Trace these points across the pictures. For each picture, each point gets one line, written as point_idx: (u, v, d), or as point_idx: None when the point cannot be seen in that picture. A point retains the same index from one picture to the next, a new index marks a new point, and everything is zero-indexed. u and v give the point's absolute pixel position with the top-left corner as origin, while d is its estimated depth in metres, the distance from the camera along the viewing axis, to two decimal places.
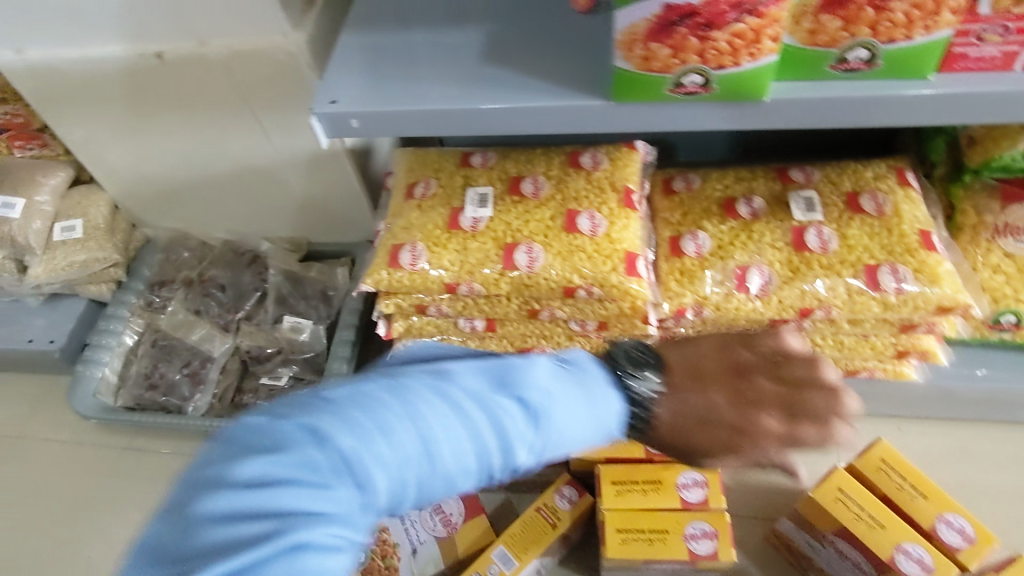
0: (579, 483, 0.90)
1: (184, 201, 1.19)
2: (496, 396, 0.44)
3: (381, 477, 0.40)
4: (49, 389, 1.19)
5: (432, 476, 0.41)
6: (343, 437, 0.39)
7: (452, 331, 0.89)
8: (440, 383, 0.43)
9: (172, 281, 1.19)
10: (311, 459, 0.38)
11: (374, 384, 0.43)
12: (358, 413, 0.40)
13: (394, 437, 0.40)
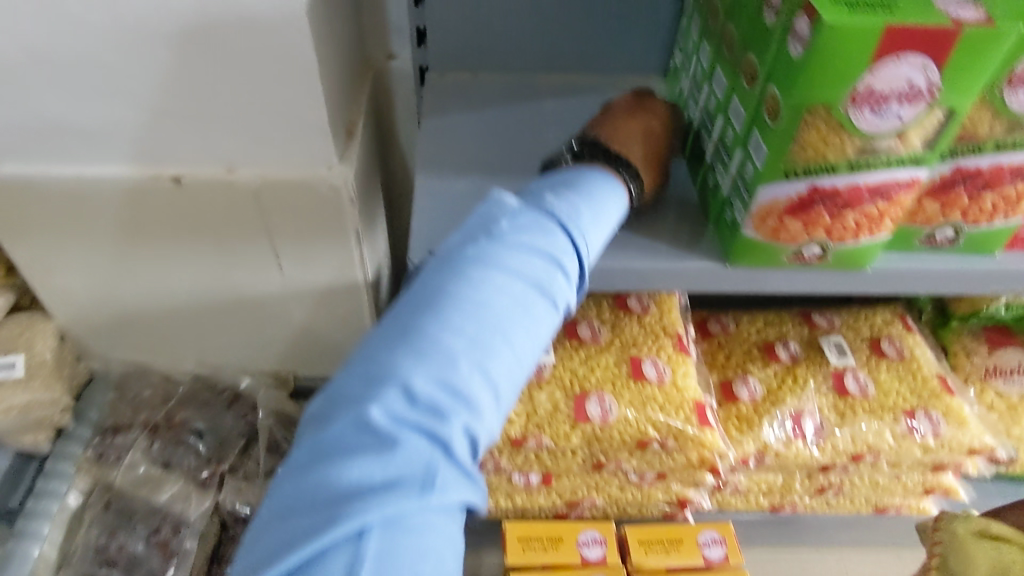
0: None
1: (149, 331, 1.03)
2: (533, 247, 0.48)
3: (500, 348, 0.44)
4: None
5: (510, 316, 0.45)
6: (470, 329, 0.44)
7: (505, 486, 0.84)
8: (484, 274, 0.46)
9: (130, 426, 1.04)
10: (402, 402, 0.41)
11: (475, 276, 0.46)
12: (451, 317, 0.43)
13: (494, 313, 0.45)
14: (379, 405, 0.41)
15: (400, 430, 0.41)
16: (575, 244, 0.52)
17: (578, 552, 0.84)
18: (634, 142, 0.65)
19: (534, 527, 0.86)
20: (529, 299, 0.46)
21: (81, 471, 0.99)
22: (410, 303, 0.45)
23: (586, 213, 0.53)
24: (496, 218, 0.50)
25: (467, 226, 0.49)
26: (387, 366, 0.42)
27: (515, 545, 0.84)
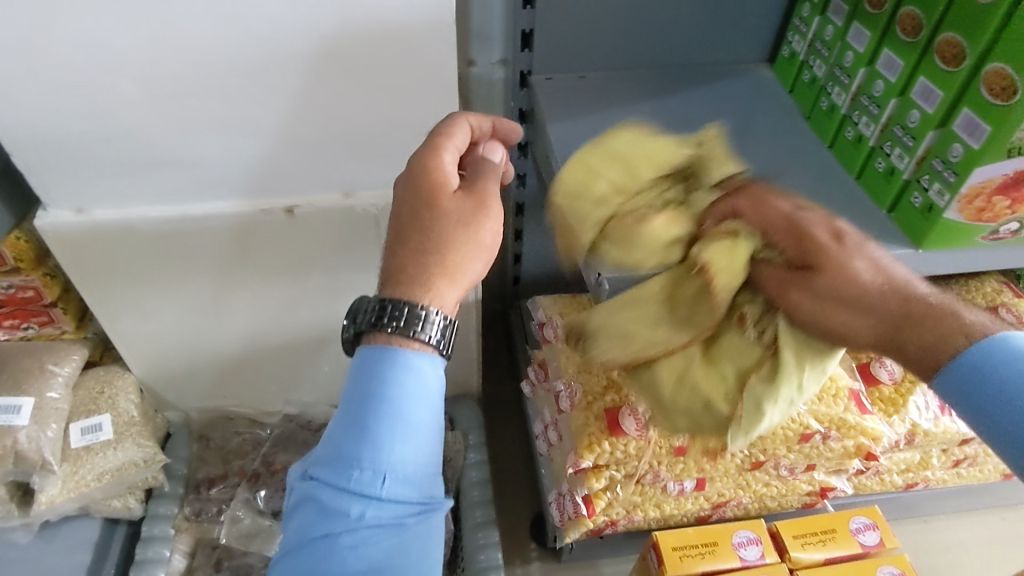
0: None
1: (236, 377, 0.97)
2: (336, 473, 0.49)
3: (359, 522, 0.48)
4: None
5: (377, 493, 0.49)
6: (326, 564, 0.48)
7: (657, 496, 0.81)
8: (315, 509, 0.50)
9: (224, 477, 0.97)
10: (336, 512, 0.49)
11: (341, 451, 0.49)
12: (314, 553, 0.48)
13: (336, 541, 0.48)
14: (347, 515, 0.49)
15: (361, 546, 0.48)
16: (392, 449, 0.49)
17: (736, 554, 0.82)
18: (408, 246, 0.54)
19: (686, 534, 0.83)
20: (340, 508, 0.49)
21: (180, 531, 0.91)
22: (295, 533, 0.50)
23: (383, 399, 0.49)
24: (335, 435, 0.50)
25: (337, 417, 0.51)
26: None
27: (671, 555, 0.81)
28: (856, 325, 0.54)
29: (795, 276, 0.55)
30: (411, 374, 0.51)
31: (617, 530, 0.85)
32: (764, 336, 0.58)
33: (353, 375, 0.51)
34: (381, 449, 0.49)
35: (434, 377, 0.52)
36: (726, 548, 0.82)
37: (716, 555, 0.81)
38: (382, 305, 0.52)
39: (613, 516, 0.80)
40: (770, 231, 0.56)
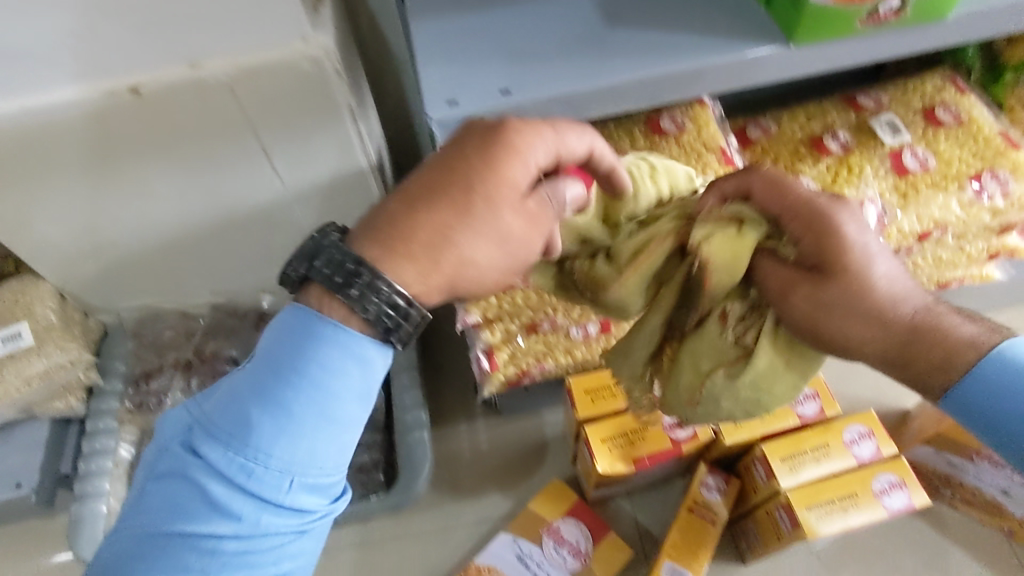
0: (718, 467, 0.86)
1: (153, 271, 0.95)
2: (235, 454, 0.44)
3: (248, 521, 0.44)
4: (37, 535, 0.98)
5: (281, 492, 0.45)
6: (200, 558, 0.43)
7: (563, 343, 0.80)
8: (193, 490, 0.44)
9: (162, 369, 1.00)
10: (224, 505, 0.44)
11: (250, 439, 0.44)
12: (185, 540, 0.44)
13: (218, 539, 0.44)
14: (235, 511, 0.44)
15: (244, 548, 0.44)
16: (310, 447, 0.45)
17: None
18: (418, 221, 0.47)
19: (598, 378, 0.84)
20: (231, 503, 0.44)
21: (124, 422, 0.95)
22: (161, 506, 0.45)
23: (313, 383, 0.45)
24: (242, 412, 0.45)
25: (246, 379, 0.46)
26: (120, 573, 0.43)
27: (583, 399, 0.82)
28: (869, 334, 0.51)
29: (805, 277, 0.52)
30: (352, 362, 0.46)
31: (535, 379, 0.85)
32: (744, 340, 0.57)
33: (282, 341, 0.45)
34: (301, 445, 0.45)
35: (371, 378, 0.47)
36: None
37: None
38: (340, 264, 0.46)
39: (523, 367, 0.79)
40: (785, 289, 0.53)
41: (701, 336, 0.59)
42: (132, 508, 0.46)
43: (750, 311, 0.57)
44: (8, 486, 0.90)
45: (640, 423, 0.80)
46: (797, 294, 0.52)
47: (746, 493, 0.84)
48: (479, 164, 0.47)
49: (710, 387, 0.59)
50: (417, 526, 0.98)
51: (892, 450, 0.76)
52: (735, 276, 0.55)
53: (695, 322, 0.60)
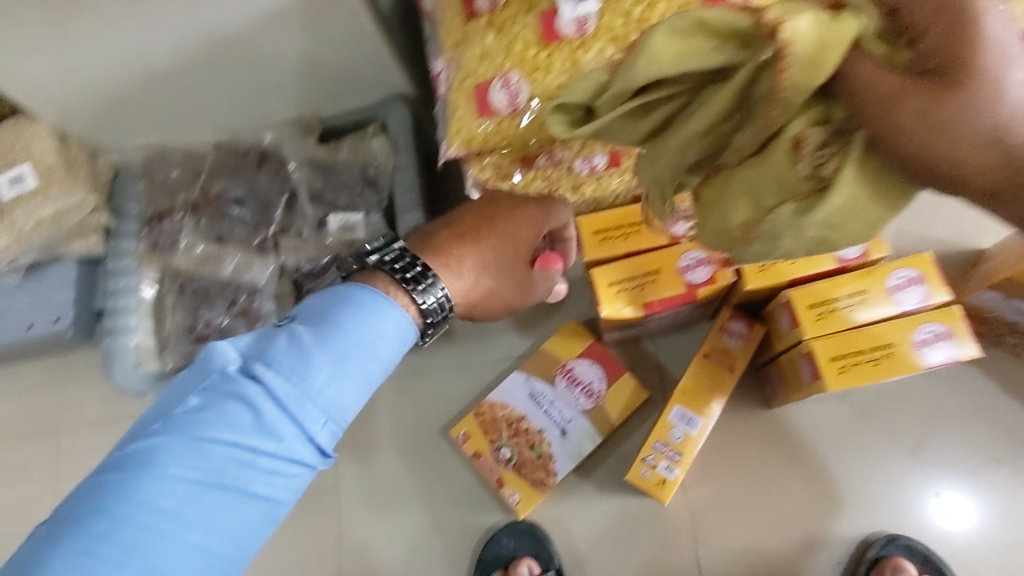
0: (743, 313, 0.77)
1: (141, 112, 0.89)
2: (290, 379, 0.46)
3: (283, 452, 0.46)
4: (90, 361, 1.06)
5: (327, 428, 0.47)
6: (237, 469, 0.44)
7: (567, 178, 0.68)
8: (242, 405, 0.45)
9: (171, 210, 0.96)
10: (273, 431, 0.45)
11: (317, 367, 0.47)
12: (230, 448, 0.44)
13: (257, 458, 0.45)
14: (276, 441, 0.45)
15: (270, 474, 0.45)
16: (354, 395, 0.48)
17: None
18: (464, 239, 0.58)
19: (609, 216, 0.72)
20: (282, 426, 0.46)
21: (144, 262, 0.95)
22: (198, 417, 0.44)
23: (373, 337, 0.50)
24: (307, 347, 0.47)
25: (311, 321, 0.49)
26: (147, 465, 0.42)
27: (590, 238, 0.71)
28: (983, 163, 0.31)
29: (919, 85, 0.31)
30: (401, 328, 0.51)
31: None
32: (822, 171, 0.37)
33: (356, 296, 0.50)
34: (357, 385, 0.48)
35: (399, 346, 0.52)
36: None
37: (643, 233, 0.70)
38: (403, 254, 0.54)
39: None
40: (908, 106, 0.31)
41: (765, 161, 0.38)
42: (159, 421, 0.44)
43: (832, 136, 0.36)
44: (48, 320, 0.95)
45: (653, 266, 0.70)
46: (906, 109, 0.31)
47: (771, 339, 0.75)
48: (516, 209, 0.61)
49: (768, 222, 0.40)
50: (432, 364, 0.97)
51: (946, 294, 0.64)
52: (823, 75, 0.33)
53: (751, 149, 0.39)
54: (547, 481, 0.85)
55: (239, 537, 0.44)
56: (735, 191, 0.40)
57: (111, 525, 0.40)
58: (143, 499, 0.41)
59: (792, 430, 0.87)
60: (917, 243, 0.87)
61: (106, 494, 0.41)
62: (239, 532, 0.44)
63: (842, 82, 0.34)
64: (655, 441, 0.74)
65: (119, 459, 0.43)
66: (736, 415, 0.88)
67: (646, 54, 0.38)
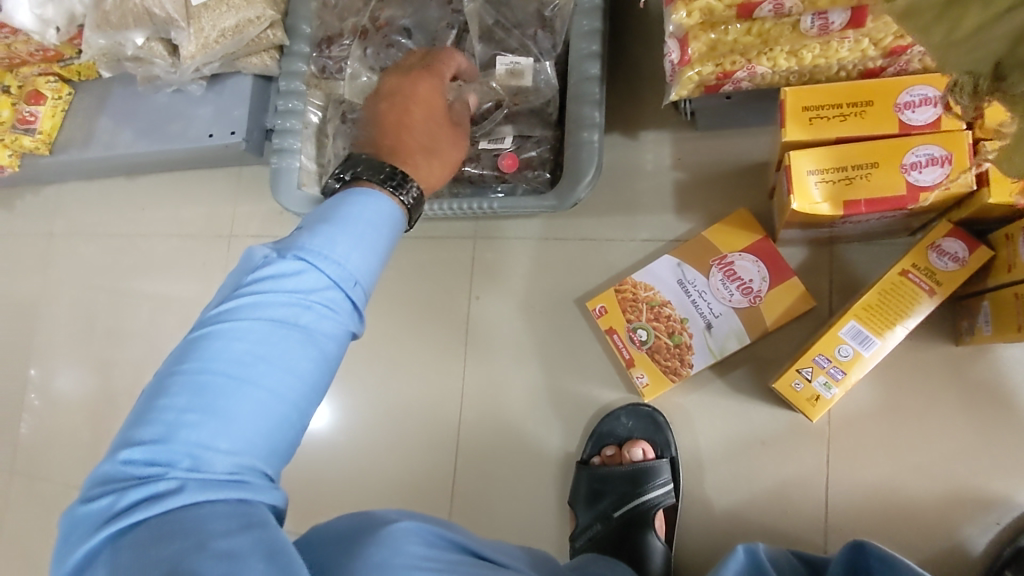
0: (964, 232, 0.64)
1: None
2: (323, 241, 0.46)
3: (320, 313, 0.45)
4: (257, 178, 1.12)
5: (353, 288, 0.47)
6: (282, 331, 0.43)
7: (787, 38, 0.57)
8: (284, 268, 0.44)
9: (340, 35, 0.94)
10: (307, 292, 0.45)
11: (330, 236, 0.46)
12: (285, 300, 0.44)
13: (299, 318, 0.44)
14: (314, 302, 0.45)
15: (312, 334, 0.44)
16: (370, 262, 0.48)
17: (897, 118, 0.58)
18: (403, 137, 0.59)
19: (829, 89, 0.59)
20: (313, 287, 0.45)
21: (312, 87, 0.96)
22: (229, 298, 0.44)
23: (375, 214, 0.49)
24: (313, 228, 0.47)
25: (316, 214, 0.48)
26: (216, 325, 0.42)
27: (798, 115, 0.59)
28: None
29: None
30: (390, 209, 0.50)
31: (742, 87, 0.65)
32: None
33: (347, 194, 0.50)
34: (370, 250, 0.48)
35: (399, 227, 0.52)
36: (884, 111, 0.58)
37: (866, 119, 0.59)
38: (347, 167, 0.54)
39: (727, 68, 0.61)
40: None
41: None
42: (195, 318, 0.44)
43: None
44: (224, 132, 0.99)
45: (869, 158, 0.59)
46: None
47: (992, 268, 0.63)
48: (409, 96, 0.63)
49: None
50: (578, 232, 0.92)
51: None
52: None
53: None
54: (681, 371, 0.81)
55: (299, 392, 0.43)
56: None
57: (195, 372, 0.41)
58: (201, 368, 0.41)
59: (975, 371, 0.77)
60: None
61: (158, 384, 0.42)
62: (293, 391, 0.43)
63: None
64: (817, 354, 0.66)
65: (190, 333, 0.43)
66: (912, 343, 0.78)
67: None
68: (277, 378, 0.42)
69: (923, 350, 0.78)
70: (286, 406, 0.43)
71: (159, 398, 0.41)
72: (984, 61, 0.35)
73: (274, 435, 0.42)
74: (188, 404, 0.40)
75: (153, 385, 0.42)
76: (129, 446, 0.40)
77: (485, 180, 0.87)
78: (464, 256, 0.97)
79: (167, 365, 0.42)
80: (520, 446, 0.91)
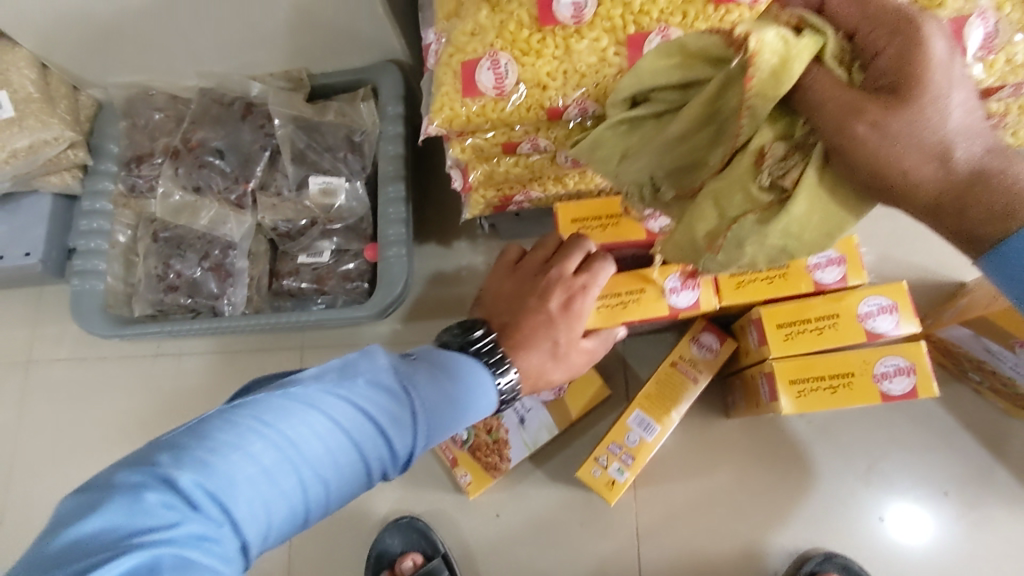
0: (715, 326, 0.76)
1: (131, 45, 0.88)
2: (427, 395, 0.50)
3: (391, 448, 0.47)
4: (58, 298, 1.05)
5: (422, 447, 0.50)
6: (357, 449, 0.45)
7: (551, 169, 0.67)
8: (395, 393, 0.48)
9: (151, 154, 0.94)
10: (398, 425, 0.47)
11: (433, 391, 0.51)
12: (382, 426, 0.46)
13: (377, 444, 0.46)
14: (398, 435, 0.47)
15: (376, 462, 0.47)
16: (444, 434, 0.52)
17: (645, 227, 0.66)
18: (539, 342, 0.60)
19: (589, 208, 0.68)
20: (406, 426, 0.48)
21: (120, 206, 0.94)
22: (341, 391, 0.46)
23: (472, 393, 0.54)
24: (427, 374, 0.51)
25: (427, 359, 0.53)
26: (319, 408, 0.44)
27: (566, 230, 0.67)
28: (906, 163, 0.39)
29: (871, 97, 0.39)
30: (485, 403, 0.56)
31: (525, 206, 0.74)
32: (784, 181, 0.44)
33: (459, 355, 0.55)
34: (448, 425, 0.52)
35: (482, 411, 0.56)
36: (634, 221, 0.67)
37: (621, 230, 0.67)
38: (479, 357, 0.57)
39: (506, 191, 0.70)
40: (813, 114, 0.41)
41: (730, 174, 0.46)
42: (295, 382, 0.45)
43: (790, 151, 0.44)
44: (17, 254, 0.94)
45: (639, 280, 0.66)
46: (861, 124, 0.39)
47: (740, 354, 0.74)
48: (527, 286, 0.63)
49: (735, 230, 0.47)
50: (399, 338, 0.95)
51: (914, 330, 0.62)
52: (787, 83, 0.40)
53: (721, 165, 0.47)
54: (500, 466, 0.85)
55: (324, 506, 0.45)
56: (703, 200, 0.48)
57: (278, 439, 0.42)
58: (283, 440, 0.42)
59: (750, 439, 0.87)
60: (899, 271, 0.86)
61: (239, 421, 0.41)
62: (321, 504, 0.44)
63: (801, 98, 0.42)
64: (610, 442, 0.74)
65: (290, 389, 0.44)
66: (697, 420, 0.89)
67: (632, 70, 0.50)
68: (321, 488, 0.44)
69: (706, 424, 0.88)
70: (307, 513, 0.44)
71: (235, 447, 0.40)
72: (644, 174, 0.53)
73: (283, 531, 0.43)
74: (255, 472, 0.40)
75: (230, 425, 0.41)
76: (192, 464, 0.38)
77: (304, 293, 0.90)
78: (288, 366, 0.97)
79: (250, 412, 0.42)
80: (349, 557, 0.89)
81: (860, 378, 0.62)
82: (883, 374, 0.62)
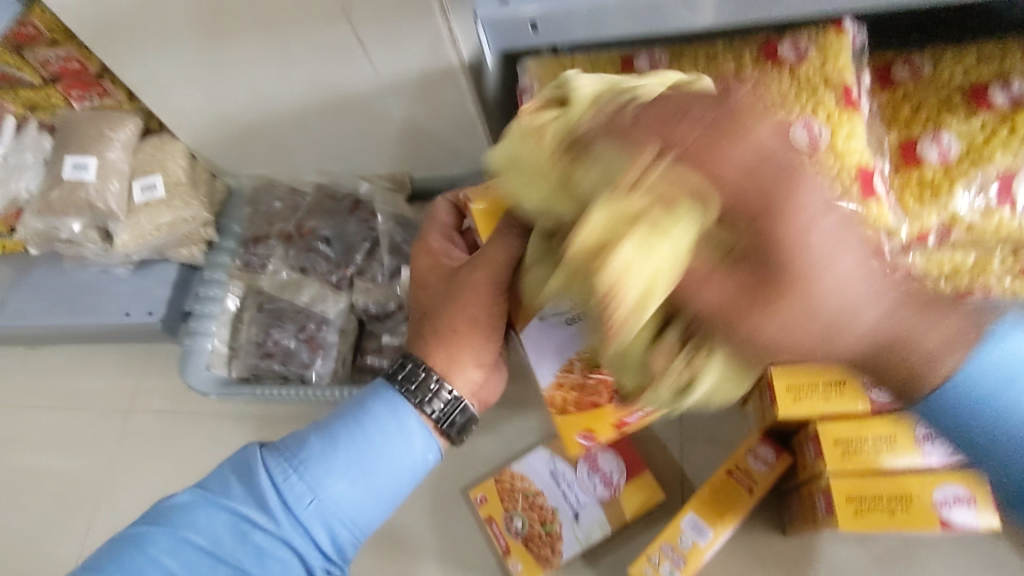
0: (772, 438, 0.78)
1: (270, 146, 1.04)
2: (322, 478, 0.61)
3: (298, 531, 0.61)
4: (163, 356, 1.16)
5: (343, 521, 0.61)
6: (263, 537, 0.60)
7: None
8: (291, 489, 0.61)
9: (267, 237, 1.07)
10: (299, 510, 0.60)
11: (330, 476, 0.61)
12: (280, 518, 0.60)
13: (284, 531, 0.60)
14: (302, 521, 0.60)
15: (294, 544, 0.61)
16: (364, 506, 0.62)
17: None
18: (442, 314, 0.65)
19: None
20: (301, 513, 0.60)
21: (234, 278, 1.05)
22: (234, 492, 0.61)
23: (383, 460, 0.62)
24: (323, 456, 0.62)
25: (328, 427, 0.63)
26: (220, 508, 0.61)
27: None
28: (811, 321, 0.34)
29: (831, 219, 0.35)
30: (415, 459, 0.64)
31: None
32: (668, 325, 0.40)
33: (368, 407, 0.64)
34: (368, 499, 0.62)
35: (416, 465, 0.64)
36: None
37: None
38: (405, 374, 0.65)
39: None
40: (732, 196, 0.33)
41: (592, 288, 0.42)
42: (210, 489, 0.62)
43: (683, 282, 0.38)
44: (142, 312, 1.06)
45: None
46: (828, 226, 0.34)
47: (796, 468, 0.76)
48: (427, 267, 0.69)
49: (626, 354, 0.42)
50: None
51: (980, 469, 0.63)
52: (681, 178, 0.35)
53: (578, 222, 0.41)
54: (551, 559, 0.86)
55: None
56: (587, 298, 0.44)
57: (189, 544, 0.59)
58: (193, 537, 0.59)
59: (808, 564, 0.85)
60: None
61: (155, 527, 0.60)
62: None
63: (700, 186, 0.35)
64: (662, 543, 0.75)
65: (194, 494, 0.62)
66: (755, 539, 0.88)
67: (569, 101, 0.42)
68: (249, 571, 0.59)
69: (759, 543, 0.87)
70: None
71: (136, 553, 0.59)
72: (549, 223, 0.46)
73: None
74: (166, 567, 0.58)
75: (137, 538, 0.60)
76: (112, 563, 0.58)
77: (384, 370, 0.98)
78: None
79: (154, 523, 0.60)
80: None
81: (921, 503, 0.62)
82: (944, 503, 0.62)
